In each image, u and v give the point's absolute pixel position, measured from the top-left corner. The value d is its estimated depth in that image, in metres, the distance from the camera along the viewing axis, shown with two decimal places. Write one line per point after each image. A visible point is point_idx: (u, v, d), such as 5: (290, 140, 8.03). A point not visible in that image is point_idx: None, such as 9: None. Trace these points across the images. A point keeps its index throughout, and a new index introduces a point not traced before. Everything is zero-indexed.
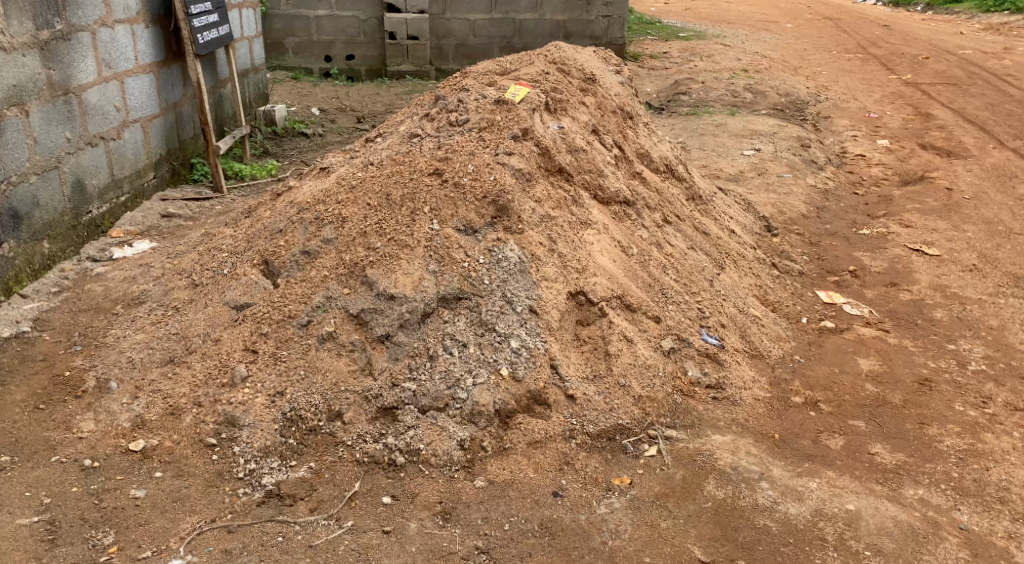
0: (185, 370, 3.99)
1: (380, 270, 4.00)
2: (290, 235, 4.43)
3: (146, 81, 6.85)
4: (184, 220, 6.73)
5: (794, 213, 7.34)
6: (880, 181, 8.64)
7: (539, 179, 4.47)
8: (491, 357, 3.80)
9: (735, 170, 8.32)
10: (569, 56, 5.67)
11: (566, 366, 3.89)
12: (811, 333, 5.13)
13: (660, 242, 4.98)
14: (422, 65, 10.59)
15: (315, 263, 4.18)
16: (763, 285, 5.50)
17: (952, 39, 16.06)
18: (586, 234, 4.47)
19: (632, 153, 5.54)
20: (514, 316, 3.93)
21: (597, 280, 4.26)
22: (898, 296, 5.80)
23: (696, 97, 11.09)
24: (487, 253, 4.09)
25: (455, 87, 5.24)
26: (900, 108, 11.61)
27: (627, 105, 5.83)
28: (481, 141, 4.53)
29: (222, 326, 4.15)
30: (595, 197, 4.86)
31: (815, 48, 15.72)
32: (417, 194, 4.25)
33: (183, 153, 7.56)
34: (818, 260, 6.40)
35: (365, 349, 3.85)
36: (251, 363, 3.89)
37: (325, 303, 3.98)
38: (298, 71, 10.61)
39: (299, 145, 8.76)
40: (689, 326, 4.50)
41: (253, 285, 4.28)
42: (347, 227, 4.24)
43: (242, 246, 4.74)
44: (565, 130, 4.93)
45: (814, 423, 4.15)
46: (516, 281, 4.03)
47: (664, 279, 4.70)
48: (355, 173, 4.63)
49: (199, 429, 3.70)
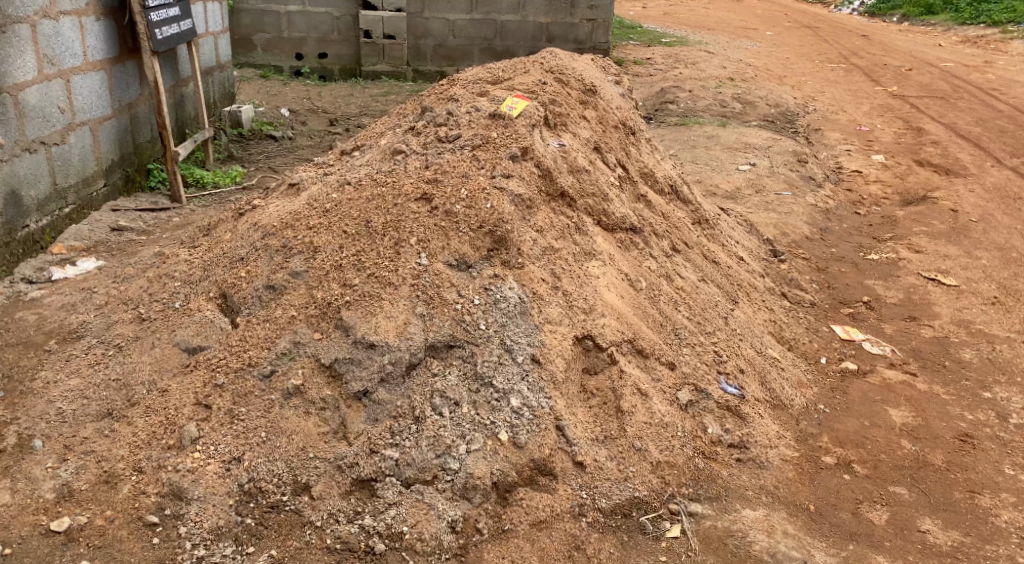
0: (124, 428, 3.45)
1: (358, 312, 3.43)
2: (252, 264, 3.87)
3: (96, 79, 6.22)
4: (136, 234, 6.10)
5: (797, 234, 6.86)
6: (880, 201, 8.18)
7: (540, 205, 3.92)
8: (488, 419, 3.26)
9: (731, 185, 7.84)
10: (566, 64, 5.14)
11: (574, 427, 3.35)
12: (833, 376, 4.61)
13: (670, 274, 4.46)
14: (398, 65, 10.00)
15: (280, 300, 3.61)
16: (778, 319, 4.96)
17: (933, 52, 15.74)
18: (591, 267, 3.94)
19: (636, 172, 5.02)
20: (515, 369, 3.38)
21: (606, 321, 3.72)
22: (919, 332, 5.28)
23: (684, 107, 10.61)
24: (482, 292, 3.53)
25: (442, 97, 4.70)
26: (890, 122, 11.21)
27: (629, 119, 5.32)
28: (474, 161, 3.97)
29: (170, 374, 3.62)
30: (598, 223, 4.33)
31: (798, 57, 15.31)
32: (400, 222, 3.69)
33: (139, 158, 6.92)
34: (828, 288, 5.89)
35: (339, 407, 3.30)
36: (203, 422, 3.35)
37: (292, 350, 3.43)
38: (268, 69, 9.98)
39: (266, 149, 8.14)
40: (706, 372, 3.97)
41: (208, 325, 3.74)
42: (318, 259, 3.67)
43: (197, 275, 4.17)
44: (567, 148, 4.40)
45: (851, 489, 3.65)
46: (516, 325, 3.48)
47: (677, 318, 4.17)
48: (329, 192, 4.05)
49: (138, 504, 3.18)
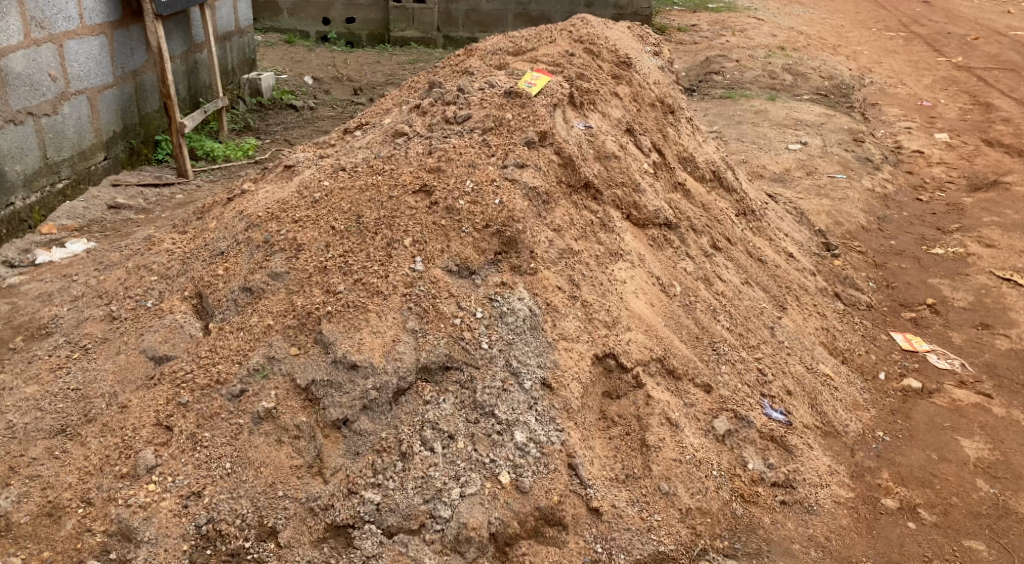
0: (76, 449, 2.97)
1: (340, 326, 2.95)
2: (232, 260, 3.40)
3: (95, 43, 5.78)
4: (134, 212, 5.68)
5: (852, 224, 6.27)
6: (945, 185, 7.52)
7: (559, 199, 3.41)
8: (487, 456, 2.78)
9: (780, 167, 7.23)
10: (598, 33, 4.58)
11: (589, 465, 2.87)
12: (893, 398, 4.09)
13: (709, 277, 3.94)
14: (428, 31, 9.48)
15: (256, 306, 3.14)
16: (830, 327, 4.43)
17: (1002, 19, 14.76)
18: (617, 270, 3.44)
19: (673, 157, 4.47)
20: (521, 396, 2.89)
21: (631, 337, 3.25)
22: (992, 344, 4.73)
23: (730, 78, 9.92)
24: (487, 303, 3.04)
25: (457, 71, 4.19)
26: (955, 96, 10.44)
27: (668, 96, 4.74)
28: (485, 146, 3.46)
29: (133, 387, 3.12)
30: (628, 217, 3.82)
31: (854, 24, 14.45)
32: (395, 219, 3.20)
33: (145, 129, 6.47)
34: (886, 289, 5.33)
35: (314, 436, 2.84)
36: (162, 447, 2.88)
37: (265, 366, 2.95)
38: (293, 34, 9.49)
39: (285, 119, 7.67)
40: (748, 397, 3.48)
41: (177, 330, 3.26)
42: (302, 258, 3.19)
43: (175, 270, 3.70)
44: (593, 130, 3.87)
45: (917, 542, 3.19)
46: (525, 343, 2.99)
47: (715, 329, 3.66)
48: (321, 178, 3.56)
49: (82, 544, 2.74)
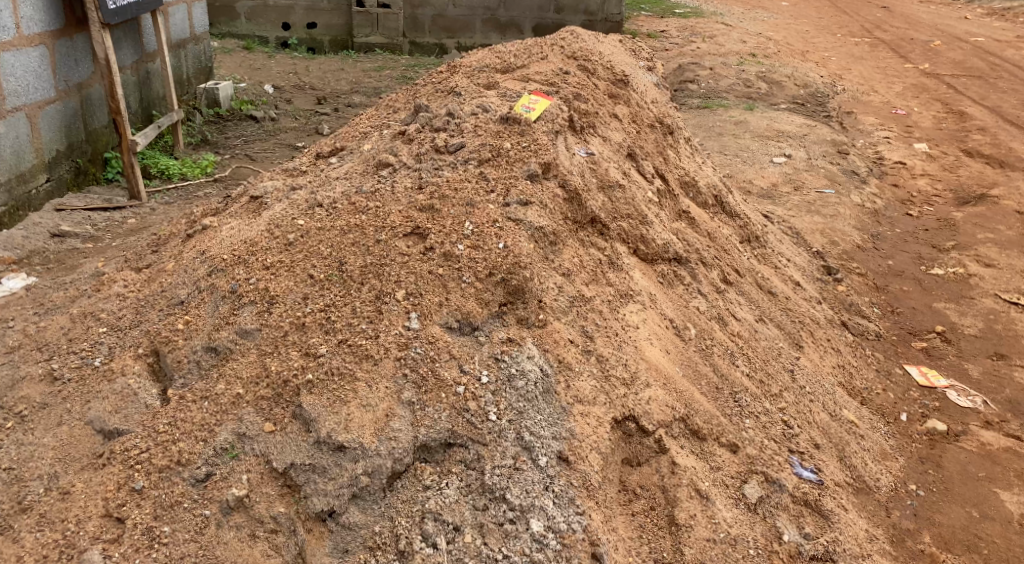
0: (6, 547, 2.52)
1: (322, 398, 2.55)
2: (193, 311, 2.97)
3: (34, 55, 5.28)
4: (81, 240, 5.20)
5: (848, 243, 5.97)
6: (932, 198, 7.27)
7: (566, 240, 3.05)
8: (498, 551, 2.39)
9: (766, 181, 6.93)
10: (591, 47, 4.22)
11: (613, 553, 2.50)
12: (921, 442, 3.77)
13: (723, 315, 3.57)
14: (393, 37, 9.06)
15: (223, 370, 2.72)
16: (846, 364, 4.11)
17: (960, 25, 14.72)
18: (630, 314, 3.07)
19: (675, 181, 4.11)
20: (536, 476, 2.51)
21: (652, 395, 2.87)
22: (1012, 377, 4.45)
23: (705, 87, 9.62)
24: (492, 364, 2.66)
25: (441, 92, 3.80)
26: (928, 104, 10.26)
27: (666, 114, 4.39)
28: (482, 180, 3.09)
29: (77, 468, 2.68)
30: (635, 251, 3.44)
31: (818, 30, 14.29)
32: (383, 268, 2.81)
33: (93, 146, 5.96)
34: (892, 315, 5.01)
35: (295, 531, 2.43)
36: (111, 544, 2.45)
37: (236, 445, 2.55)
38: (251, 40, 9.02)
39: (245, 131, 7.19)
40: (776, 455, 3.12)
41: (130, 399, 2.81)
42: (275, 313, 2.78)
43: (127, 320, 3.24)
44: (595, 157, 3.50)
45: None
46: (538, 411, 2.61)
47: (736, 377, 3.29)
48: (295, 215, 3.15)
49: None
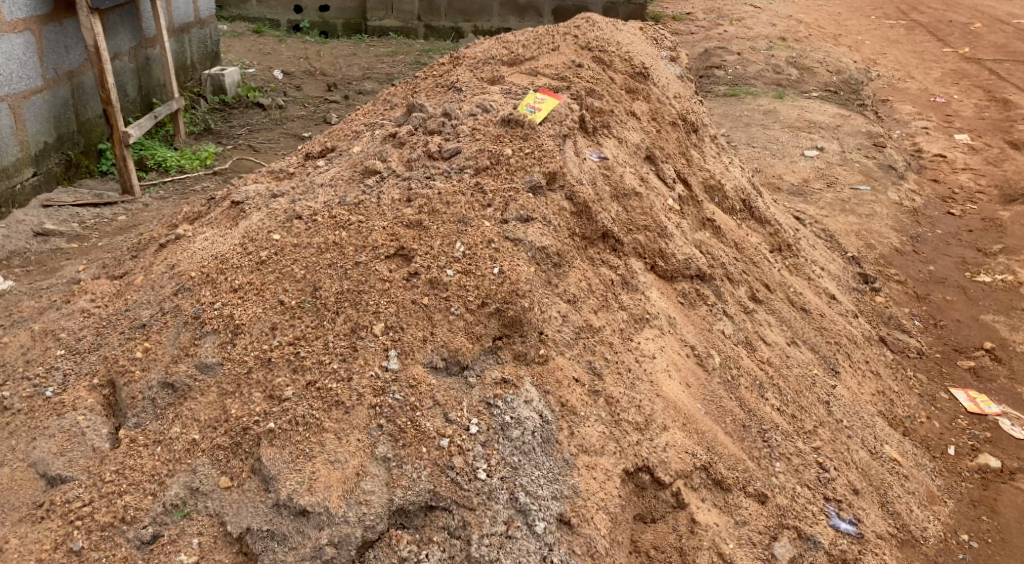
0: None
1: (284, 451, 2.23)
2: (153, 337, 2.62)
3: (17, 41, 4.95)
4: (66, 239, 4.90)
5: (885, 246, 5.55)
6: (976, 195, 6.81)
7: (573, 260, 2.69)
8: None
9: (796, 177, 6.52)
10: (609, 36, 3.83)
11: None
12: (972, 482, 3.39)
13: (751, 339, 3.18)
14: (408, 20, 8.69)
15: (178, 411, 2.39)
16: (887, 390, 3.70)
17: (1001, 6, 14.09)
18: (644, 342, 2.67)
19: (699, 185, 3.73)
20: (531, 545, 2.17)
21: (668, 440, 2.50)
22: None
23: (733, 73, 9.17)
24: (484, 410, 2.32)
25: (441, 88, 3.44)
26: (968, 91, 9.74)
27: (690, 110, 4.00)
28: (478, 193, 2.74)
29: (14, 519, 2.36)
30: (652, 267, 3.05)
31: (850, 11, 13.72)
32: (361, 297, 2.48)
33: (86, 137, 5.64)
34: (935, 329, 4.60)
35: None
36: None
37: (187, 502, 2.24)
38: (261, 23, 8.69)
39: (251, 119, 6.85)
40: (810, 504, 2.71)
41: (77, 440, 2.48)
42: (238, 346, 2.45)
43: (84, 340, 2.90)
44: (609, 162, 3.12)
45: None
46: (535, 465, 2.27)
47: (765, 411, 2.88)
48: (271, 226, 2.80)
49: None
